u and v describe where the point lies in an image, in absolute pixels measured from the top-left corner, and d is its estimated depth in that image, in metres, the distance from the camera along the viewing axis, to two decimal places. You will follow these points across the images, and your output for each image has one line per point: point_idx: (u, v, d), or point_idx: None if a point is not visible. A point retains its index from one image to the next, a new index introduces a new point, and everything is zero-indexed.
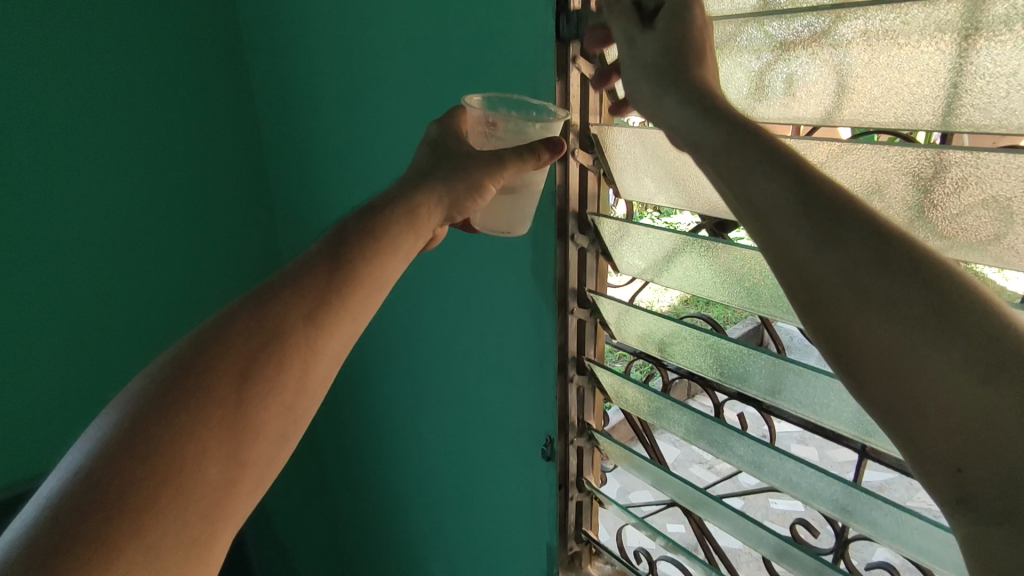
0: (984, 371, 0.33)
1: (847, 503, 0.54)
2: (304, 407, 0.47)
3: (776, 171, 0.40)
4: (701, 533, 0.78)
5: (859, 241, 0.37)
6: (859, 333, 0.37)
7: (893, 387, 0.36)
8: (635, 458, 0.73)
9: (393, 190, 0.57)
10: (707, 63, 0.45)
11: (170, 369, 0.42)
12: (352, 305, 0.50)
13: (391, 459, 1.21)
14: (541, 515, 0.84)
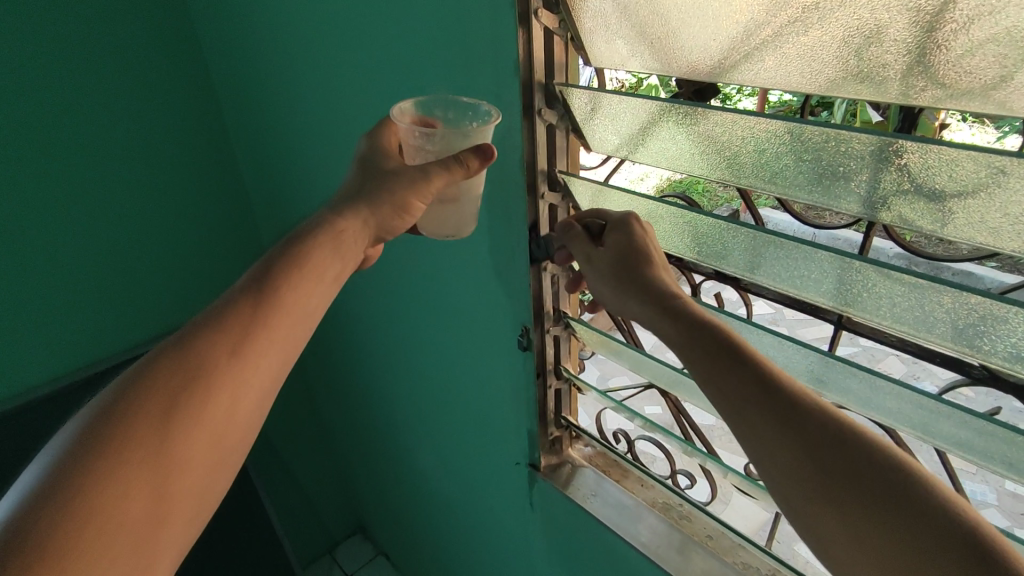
0: (926, 524, 0.40)
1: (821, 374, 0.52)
2: (228, 439, 0.54)
3: (748, 374, 0.48)
4: (678, 412, 0.80)
5: (816, 432, 0.45)
6: (821, 513, 0.44)
7: (832, 520, 0.44)
8: (612, 343, 0.72)
9: (315, 218, 0.65)
10: (657, 264, 0.57)
11: (92, 418, 0.48)
12: (274, 334, 0.58)
13: (372, 363, 1.22)
14: (520, 405, 0.85)
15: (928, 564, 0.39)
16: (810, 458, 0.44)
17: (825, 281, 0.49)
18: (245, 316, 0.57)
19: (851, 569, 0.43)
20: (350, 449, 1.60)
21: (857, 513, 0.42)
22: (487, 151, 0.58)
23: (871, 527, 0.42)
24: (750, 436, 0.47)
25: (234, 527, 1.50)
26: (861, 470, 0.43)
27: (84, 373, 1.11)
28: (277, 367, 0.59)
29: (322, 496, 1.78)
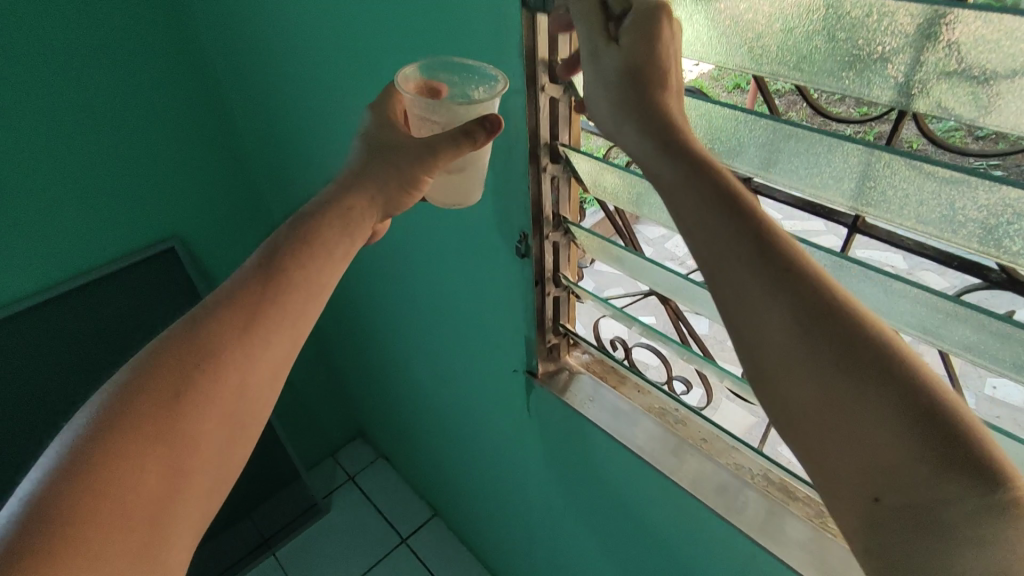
0: (913, 421, 0.39)
1: (831, 276, 0.50)
2: (241, 417, 0.55)
3: (738, 228, 0.45)
4: (677, 318, 0.79)
5: (809, 311, 0.42)
6: (795, 382, 0.44)
7: (808, 404, 0.43)
8: (613, 250, 0.70)
9: (326, 196, 0.63)
10: (669, 87, 0.49)
11: (108, 398, 0.49)
12: (287, 311, 0.58)
13: (369, 276, 1.21)
14: (518, 312, 0.84)
15: (923, 485, 0.38)
16: (812, 333, 0.42)
17: (848, 180, 0.45)
18: (253, 295, 0.56)
19: (847, 476, 0.42)
20: (348, 357, 1.62)
21: (857, 404, 0.41)
22: (494, 123, 0.55)
23: (879, 416, 0.40)
24: (728, 285, 0.46)
25: None
26: (870, 367, 0.41)
27: (72, 286, 1.13)
28: (290, 343, 0.59)
29: (322, 402, 1.82)
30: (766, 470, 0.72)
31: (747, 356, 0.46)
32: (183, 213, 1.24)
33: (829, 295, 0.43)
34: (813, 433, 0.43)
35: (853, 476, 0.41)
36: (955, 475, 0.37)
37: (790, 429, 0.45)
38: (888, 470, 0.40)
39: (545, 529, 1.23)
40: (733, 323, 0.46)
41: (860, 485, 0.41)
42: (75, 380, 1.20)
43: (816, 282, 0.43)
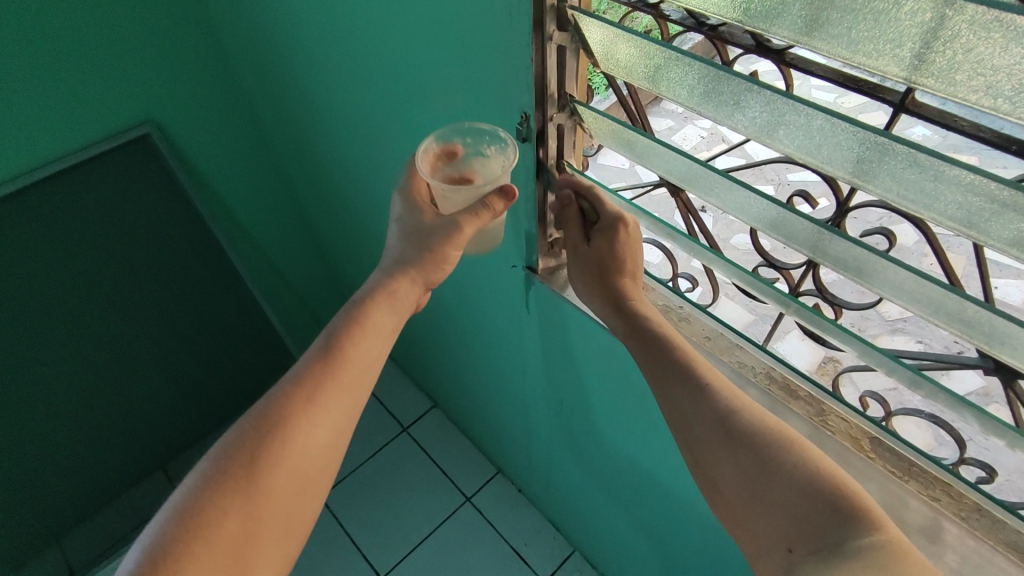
0: (772, 466, 0.54)
1: (871, 160, 0.44)
2: (308, 476, 0.62)
3: (674, 363, 0.62)
4: (687, 211, 0.73)
5: (715, 401, 0.59)
6: (708, 454, 0.58)
7: (726, 458, 0.57)
8: (625, 132, 0.63)
9: (374, 280, 0.71)
10: (628, 258, 0.69)
11: (204, 464, 0.59)
12: (342, 382, 0.65)
13: (360, 171, 1.13)
14: (518, 204, 0.79)
15: (799, 514, 0.51)
16: (738, 451, 0.56)
17: (910, 46, 0.38)
18: (316, 375, 0.64)
19: (762, 530, 0.53)
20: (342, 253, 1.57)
21: (764, 473, 0.54)
22: (510, 191, 0.65)
23: (776, 477, 0.53)
24: (662, 384, 0.63)
25: (232, 323, 1.54)
26: (772, 462, 0.54)
27: (34, 178, 1.08)
28: (349, 410, 0.66)
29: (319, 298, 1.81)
30: (769, 367, 0.71)
31: (674, 427, 0.62)
32: (154, 94, 1.14)
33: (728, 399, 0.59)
34: (733, 494, 0.56)
35: (765, 522, 0.53)
36: (829, 534, 0.49)
37: (712, 492, 0.59)
38: (788, 514, 0.52)
39: (543, 420, 1.26)
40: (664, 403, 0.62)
41: (772, 537, 0.52)
42: (60, 266, 1.19)
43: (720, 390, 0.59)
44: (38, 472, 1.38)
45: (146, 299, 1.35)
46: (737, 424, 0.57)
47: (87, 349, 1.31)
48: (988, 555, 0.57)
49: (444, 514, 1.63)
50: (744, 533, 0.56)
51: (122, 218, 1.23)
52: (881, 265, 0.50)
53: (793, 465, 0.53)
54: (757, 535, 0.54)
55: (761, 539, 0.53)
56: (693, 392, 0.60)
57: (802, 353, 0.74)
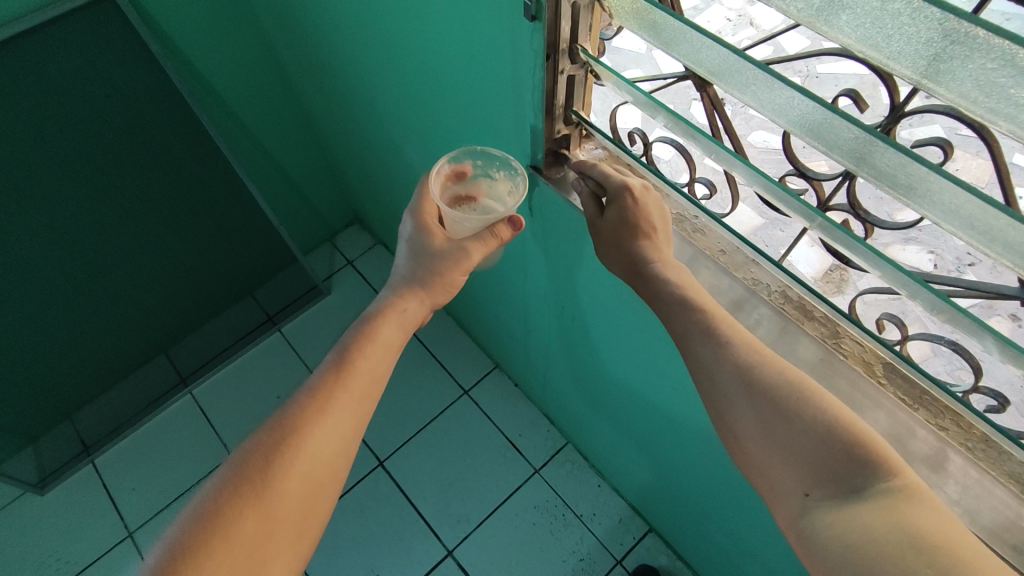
0: (788, 418, 0.54)
1: (954, 57, 0.36)
2: (322, 480, 0.61)
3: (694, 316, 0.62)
4: (713, 108, 0.65)
5: (734, 359, 0.58)
6: (732, 412, 0.59)
7: (747, 417, 0.57)
8: (653, 12, 0.54)
9: (382, 298, 0.75)
10: (647, 216, 0.66)
11: (225, 468, 0.58)
12: (355, 387, 0.66)
13: (350, 44, 1.02)
14: (524, 94, 0.70)
15: (825, 467, 0.52)
16: (761, 405, 0.56)
17: None
18: (328, 383, 0.64)
19: (782, 475, 0.54)
20: (336, 138, 1.48)
21: (785, 426, 0.54)
22: (517, 221, 0.73)
23: (798, 429, 0.54)
24: (686, 342, 0.63)
25: (223, 207, 1.50)
26: (790, 417, 0.54)
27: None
28: (362, 415, 0.66)
29: (314, 187, 1.73)
30: (785, 286, 0.67)
31: (700, 385, 0.62)
32: None
33: (741, 356, 0.58)
34: (756, 450, 0.57)
35: (785, 468, 0.54)
36: (850, 477, 0.51)
37: (739, 451, 0.59)
38: (807, 461, 0.53)
39: (542, 321, 1.24)
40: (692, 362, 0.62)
41: (792, 485, 0.54)
42: (33, 146, 1.11)
43: (739, 349, 0.59)
44: (41, 351, 1.40)
45: (130, 180, 1.29)
46: (766, 379, 0.56)
47: (76, 232, 1.27)
48: (988, 487, 0.55)
49: (444, 404, 1.67)
50: (763, 482, 0.57)
51: (92, 92, 1.14)
52: (936, 183, 0.44)
53: (812, 413, 0.53)
54: (779, 482, 0.55)
55: (777, 483, 0.55)
56: (711, 345, 0.60)
57: (810, 261, 0.68)
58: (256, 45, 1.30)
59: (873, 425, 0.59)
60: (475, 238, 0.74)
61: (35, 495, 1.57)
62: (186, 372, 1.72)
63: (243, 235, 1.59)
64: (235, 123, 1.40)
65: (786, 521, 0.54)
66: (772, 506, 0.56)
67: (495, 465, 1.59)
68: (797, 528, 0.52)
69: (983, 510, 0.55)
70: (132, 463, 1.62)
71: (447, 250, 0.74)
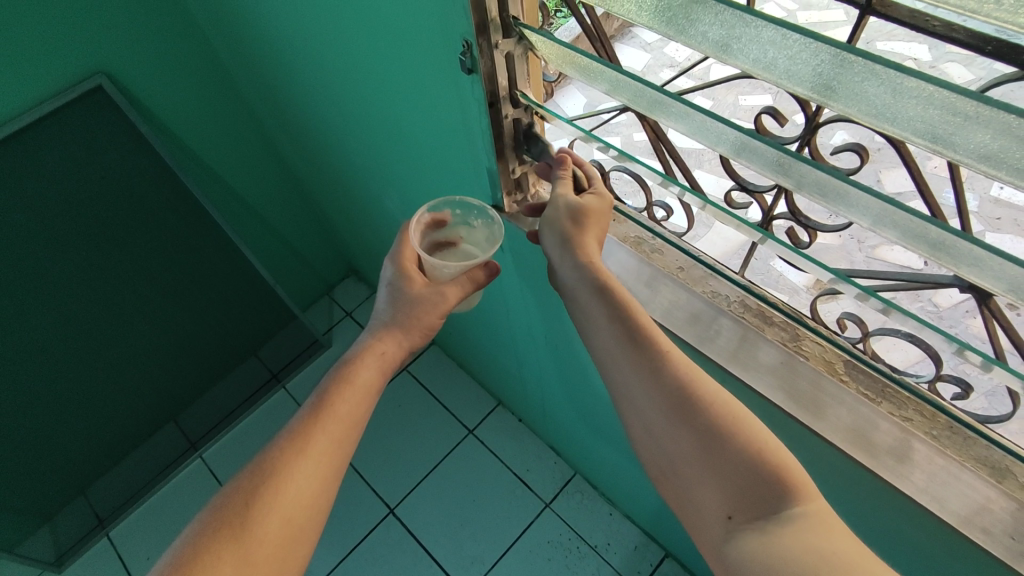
0: (709, 438, 0.54)
1: (832, 75, 0.40)
2: (301, 524, 0.62)
3: (618, 330, 0.62)
4: (657, 138, 0.70)
5: (662, 380, 0.58)
6: (652, 430, 0.58)
7: (666, 433, 0.57)
8: (580, 58, 0.58)
9: (360, 340, 0.76)
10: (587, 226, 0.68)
11: (206, 516, 0.60)
12: (330, 431, 0.66)
13: (320, 106, 1.08)
14: (477, 140, 0.74)
15: (744, 489, 0.52)
16: (684, 423, 0.56)
17: None
18: (305, 427, 0.66)
19: (701, 497, 0.54)
20: (323, 197, 1.53)
21: (718, 432, 0.54)
22: (492, 266, 0.77)
23: (703, 442, 0.54)
24: (609, 357, 0.62)
25: (219, 271, 1.55)
26: (703, 405, 0.56)
27: None
28: (341, 459, 0.67)
29: (309, 245, 1.79)
30: (743, 296, 0.69)
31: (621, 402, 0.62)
32: (101, 42, 1.07)
33: (668, 375, 0.58)
34: (676, 466, 0.57)
35: (707, 490, 0.54)
36: (764, 501, 0.51)
37: (661, 469, 0.59)
38: (739, 480, 0.52)
39: (534, 353, 1.27)
40: (618, 384, 0.62)
41: (715, 505, 0.53)
42: (33, 230, 1.17)
43: (666, 370, 0.58)
44: (52, 427, 1.43)
45: (128, 255, 1.35)
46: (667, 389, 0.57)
47: (79, 310, 1.32)
48: (954, 473, 0.56)
49: (448, 446, 1.68)
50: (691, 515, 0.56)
51: (86, 175, 1.20)
52: (847, 190, 0.47)
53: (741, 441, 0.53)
54: (705, 513, 0.54)
55: (702, 506, 0.54)
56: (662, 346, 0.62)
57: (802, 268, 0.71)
58: (241, 118, 1.37)
59: (837, 421, 0.61)
60: (452, 282, 0.77)
61: (52, 574, 1.58)
62: (194, 437, 1.75)
63: (241, 297, 1.64)
64: (227, 193, 1.47)
65: (711, 551, 0.54)
66: (693, 528, 0.56)
67: (506, 503, 1.58)
68: (721, 555, 0.52)
69: (951, 497, 0.55)
70: (146, 533, 1.64)
71: (427, 295, 0.76)
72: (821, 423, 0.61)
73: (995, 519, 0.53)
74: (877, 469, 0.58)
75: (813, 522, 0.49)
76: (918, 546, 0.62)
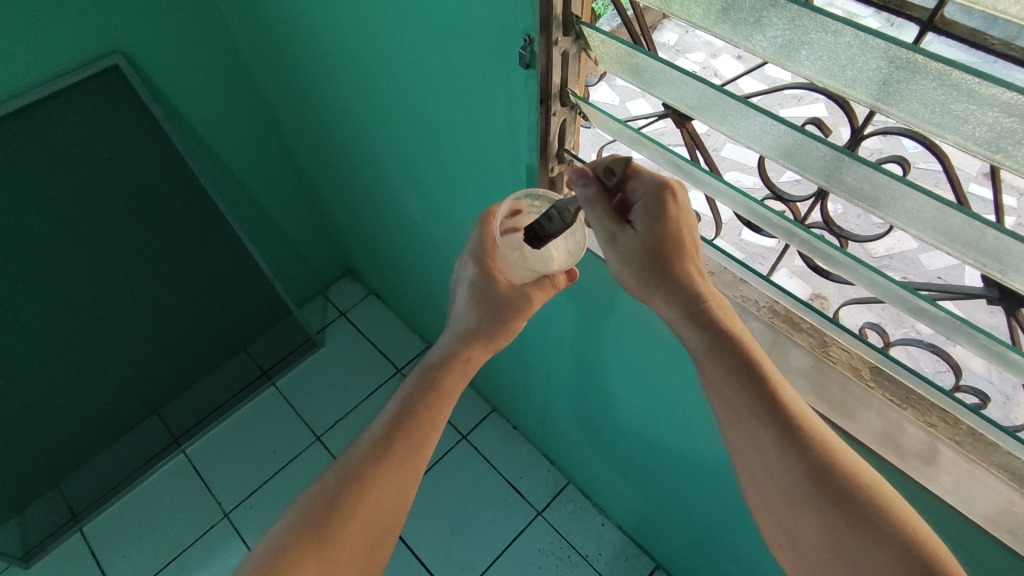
0: (850, 520, 0.53)
1: (898, 81, 0.42)
2: (380, 528, 0.65)
3: (741, 386, 0.59)
4: (694, 143, 0.71)
5: (802, 456, 0.56)
6: (779, 497, 0.58)
7: (794, 505, 0.57)
8: (632, 56, 0.59)
9: (448, 347, 0.76)
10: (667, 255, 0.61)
11: (293, 516, 0.62)
12: (414, 439, 0.68)
13: (343, 99, 1.08)
14: (518, 136, 0.75)
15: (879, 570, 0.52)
16: (822, 500, 0.55)
17: None
18: (389, 431, 0.67)
19: (823, 567, 0.56)
20: (329, 192, 1.52)
21: (863, 510, 0.53)
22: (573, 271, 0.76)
23: (804, 479, 0.56)
24: (733, 418, 0.60)
25: (218, 263, 1.52)
26: (844, 484, 0.55)
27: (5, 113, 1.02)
28: (422, 463, 0.69)
29: (308, 242, 1.77)
30: (772, 301, 0.70)
31: (744, 461, 0.61)
32: (124, 21, 1.06)
33: (811, 454, 0.56)
34: (797, 530, 0.58)
35: (830, 567, 0.56)
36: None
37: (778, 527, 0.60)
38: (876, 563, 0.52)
39: (538, 357, 1.27)
40: (743, 444, 0.60)
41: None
42: (36, 209, 1.15)
43: (804, 444, 0.56)
44: (33, 412, 1.38)
45: (130, 240, 1.32)
46: (759, 414, 0.58)
47: (72, 292, 1.29)
48: (978, 476, 0.58)
49: (441, 451, 1.67)
50: (797, 552, 0.59)
51: (95, 155, 1.18)
52: (899, 191, 0.49)
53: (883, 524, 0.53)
54: (818, 570, 0.57)
55: (821, 573, 0.57)
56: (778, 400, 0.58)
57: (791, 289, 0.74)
58: (254, 108, 1.36)
59: (866, 424, 0.63)
60: (535, 284, 0.77)
61: (18, 569, 1.51)
62: (178, 432, 1.70)
63: (239, 291, 1.62)
64: (232, 183, 1.45)
65: None
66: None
67: (499, 510, 1.57)
68: None
69: (976, 499, 0.58)
70: (123, 530, 1.58)
71: (511, 298, 0.76)
72: (851, 425, 0.63)
73: (1018, 521, 0.56)
74: (905, 469, 0.60)
75: None
76: None
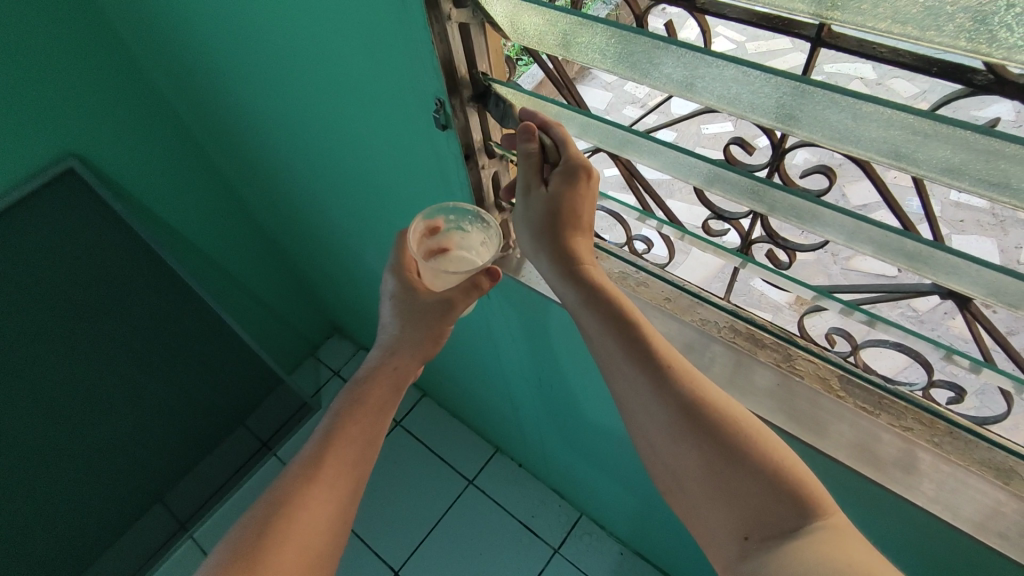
0: (721, 453, 0.53)
1: (792, 104, 0.41)
2: (316, 553, 0.61)
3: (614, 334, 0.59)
4: (631, 175, 0.71)
5: (676, 397, 0.55)
6: (658, 443, 0.56)
7: (670, 444, 0.55)
8: (547, 106, 0.59)
9: (375, 360, 0.74)
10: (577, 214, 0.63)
11: (222, 558, 0.59)
12: (337, 455, 0.66)
13: (293, 170, 1.09)
14: (455, 191, 0.76)
15: (755, 497, 0.51)
16: (694, 434, 0.54)
17: None
18: (317, 453, 0.65)
19: (711, 520, 0.53)
20: (301, 257, 1.52)
21: (733, 443, 0.53)
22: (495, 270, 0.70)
23: (673, 414, 0.55)
24: (613, 367, 0.60)
25: (200, 343, 1.52)
26: (717, 423, 0.54)
27: None
28: (356, 482, 0.66)
29: (290, 307, 1.77)
30: (732, 321, 0.69)
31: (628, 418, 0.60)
32: (72, 127, 1.07)
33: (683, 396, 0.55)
34: (681, 478, 0.55)
35: (715, 514, 0.53)
36: (771, 517, 0.50)
37: (663, 478, 0.58)
38: (755, 492, 0.51)
39: (526, 395, 1.26)
40: (623, 394, 0.59)
41: (728, 526, 0.52)
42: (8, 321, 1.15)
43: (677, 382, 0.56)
44: (29, 526, 1.35)
45: (105, 334, 1.32)
46: (641, 378, 0.57)
47: (53, 398, 1.28)
48: (963, 478, 0.56)
49: (449, 499, 1.64)
50: (679, 494, 0.56)
51: (58, 258, 1.19)
52: (821, 212, 0.48)
53: (754, 455, 0.52)
54: (706, 522, 0.53)
55: (711, 529, 0.53)
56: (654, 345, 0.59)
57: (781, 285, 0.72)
58: (214, 188, 1.37)
59: (840, 437, 0.61)
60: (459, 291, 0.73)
61: None
62: (183, 517, 1.68)
63: (225, 367, 1.61)
64: (205, 264, 1.46)
65: (724, 566, 0.52)
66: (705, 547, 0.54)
67: (514, 553, 1.54)
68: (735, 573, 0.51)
69: (963, 503, 0.55)
70: None
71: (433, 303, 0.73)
72: (824, 440, 0.61)
73: (1008, 522, 0.54)
74: (886, 482, 0.58)
75: (831, 535, 0.47)
76: (936, 554, 0.62)
